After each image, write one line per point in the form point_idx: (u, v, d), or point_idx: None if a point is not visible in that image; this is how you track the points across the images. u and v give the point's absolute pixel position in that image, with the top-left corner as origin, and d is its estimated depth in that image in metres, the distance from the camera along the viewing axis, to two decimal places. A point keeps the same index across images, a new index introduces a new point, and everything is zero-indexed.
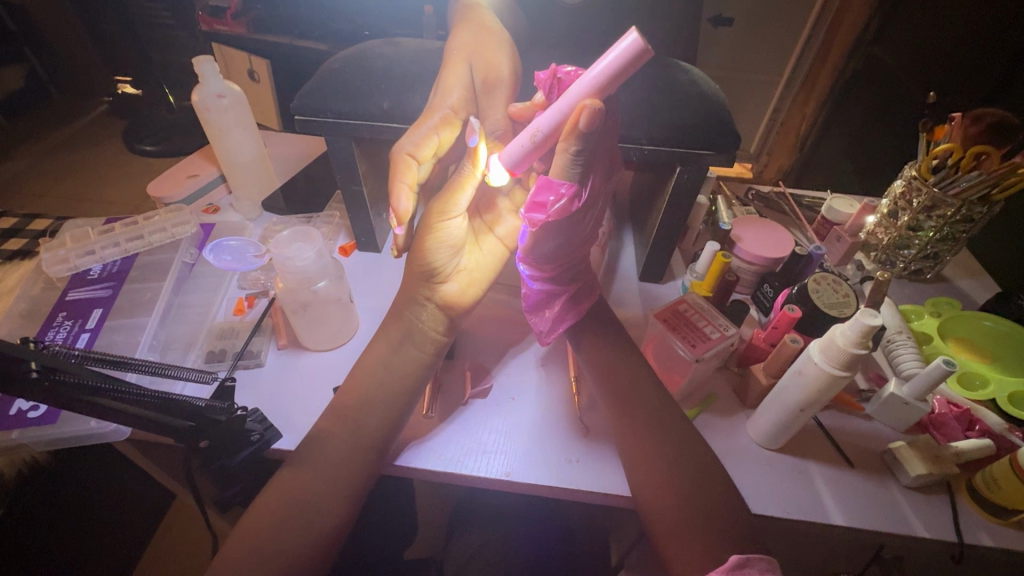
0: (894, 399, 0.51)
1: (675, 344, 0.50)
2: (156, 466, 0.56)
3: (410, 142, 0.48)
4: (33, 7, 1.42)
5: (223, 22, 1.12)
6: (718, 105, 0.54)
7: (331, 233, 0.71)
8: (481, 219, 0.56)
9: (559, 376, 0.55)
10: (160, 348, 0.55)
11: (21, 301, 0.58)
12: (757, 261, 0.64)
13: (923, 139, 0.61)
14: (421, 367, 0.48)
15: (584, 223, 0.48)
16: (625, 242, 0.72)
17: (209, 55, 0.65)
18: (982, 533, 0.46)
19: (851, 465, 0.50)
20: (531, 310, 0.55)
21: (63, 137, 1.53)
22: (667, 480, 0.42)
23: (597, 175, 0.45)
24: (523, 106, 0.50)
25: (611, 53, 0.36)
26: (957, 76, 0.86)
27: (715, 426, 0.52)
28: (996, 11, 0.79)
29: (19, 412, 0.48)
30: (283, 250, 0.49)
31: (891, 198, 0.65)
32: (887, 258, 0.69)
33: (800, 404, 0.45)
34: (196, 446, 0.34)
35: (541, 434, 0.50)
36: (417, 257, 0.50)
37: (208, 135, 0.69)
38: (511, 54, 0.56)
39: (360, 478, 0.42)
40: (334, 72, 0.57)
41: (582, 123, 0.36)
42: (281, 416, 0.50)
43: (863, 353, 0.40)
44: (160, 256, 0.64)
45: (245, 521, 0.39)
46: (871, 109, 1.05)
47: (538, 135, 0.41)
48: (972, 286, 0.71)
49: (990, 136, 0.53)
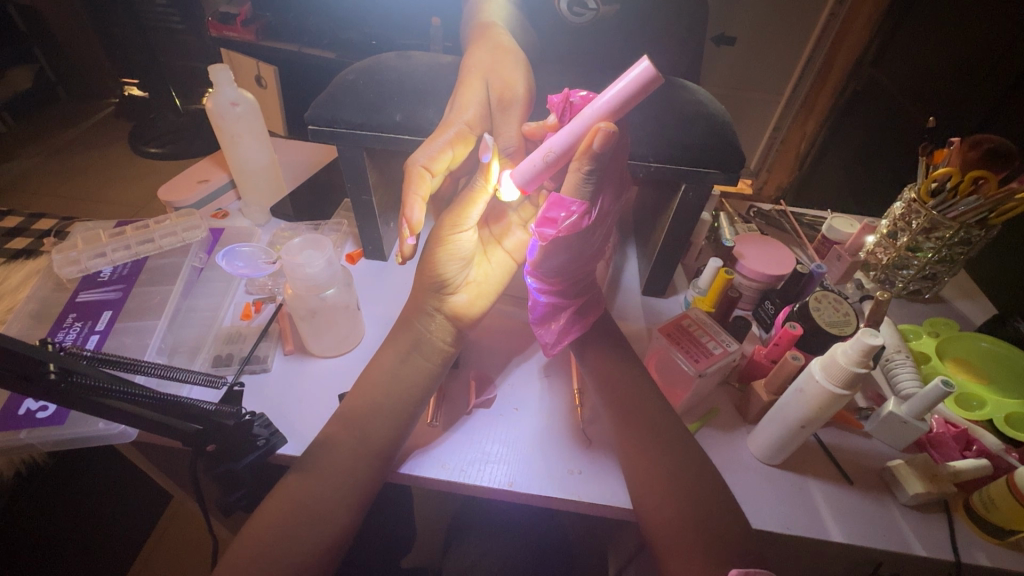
0: (893, 417, 0.51)
1: (678, 358, 0.51)
2: (158, 469, 0.56)
3: (425, 155, 0.49)
4: (45, 8, 1.42)
5: (233, 29, 1.11)
6: (724, 125, 0.55)
7: (339, 241, 0.72)
8: (490, 231, 0.58)
9: (561, 387, 0.56)
10: (167, 352, 0.56)
11: (31, 302, 0.58)
12: (758, 277, 0.65)
13: (922, 162, 0.62)
14: (428, 376, 0.49)
15: (593, 239, 0.49)
16: (628, 256, 0.73)
17: (224, 64, 0.66)
18: (979, 552, 0.46)
19: (850, 482, 0.50)
20: (538, 322, 0.56)
21: (69, 138, 1.55)
22: (668, 493, 0.42)
23: (607, 193, 0.46)
24: (535, 125, 0.51)
25: (624, 79, 0.38)
26: (955, 102, 0.88)
27: (716, 440, 0.53)
28: (996, 41, 0.81)
29: (27, 412, 0.49)
30: (294, 257, 0.50)
31: (890, 219, 0.66)
32: (885, 278, 0.70)
33: (802, 421, 0.46)
34: (204, 450, 0.35)
35: (544, 445, 0.50)
36: (428, 268, 0.50)
37: (221, 142, 0.70)
38: (526, 72, 0.57)
39: (365, 485, 0.43)
40: (349, 83, 0.58)
41: (596, 144, 0.37)
42: (285, 422, 0.51)
43: (863, 372, 0.41)
44: (169, 259, 0.65)
45: (250, 527, 0.39)
46: (868, 132, 1.07)
47: (551, 155, 0.42)
48: (969, 307, 0.72)
49: (986, 161, 0.54)
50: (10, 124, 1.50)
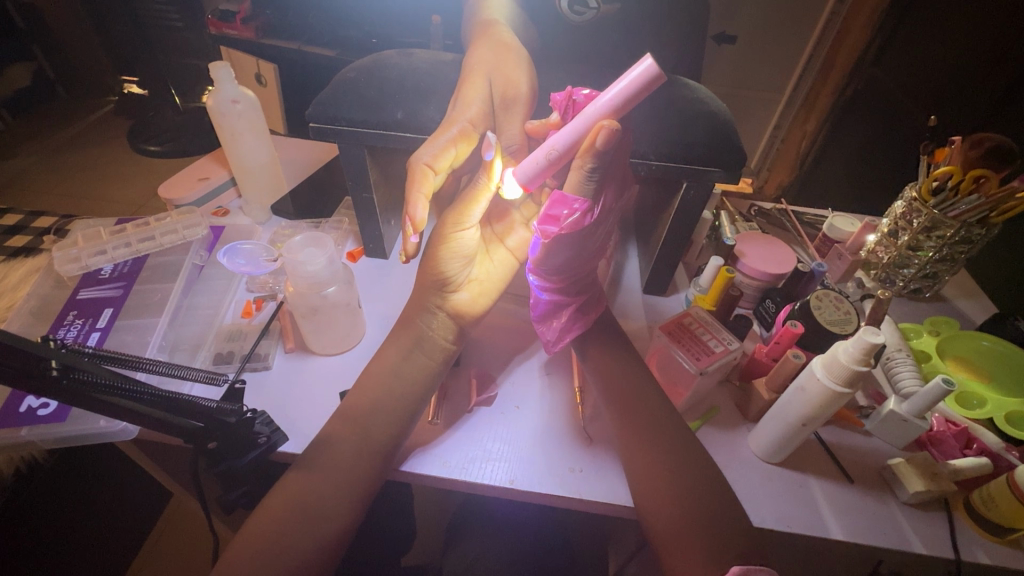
0: (893, 416, 0.51)
1: (679, 356, 0.51)
2: (158, 466, 0.56)
3: (428, 153, 0.49)
4: (43, 6, 1.42)
5: (233, 27, 1.11)
6: (725, 123, 0.55)
7: (340, 239, 0.72)
8: (491, 229, 0.57)
9: (562, 385, 0.56)
10: (168, 349, 0.56)
11: (31, 299, 0.58)
12: (760, 276, 0.65)
13: (923, 160, 0.63)
14: (429, 374, 0.49)
15: (595, 237, 0.49)
16: (629, 255, 0.73)
17: (225, 61, 0.65)
18: (979, 551, 0.46)
19: (850, 480, 0.50)
20: (540, 320, 0.56)
21: (69, 135, 1.54)
22: (669, 491, 0.42)
23: (610, 191, 0.46)
24: (538, 124, 0.50)
25: (627, 77, 0.38)
26: (956, 101, 0.88)
27: (717, 439, 0.53)
28: (998, 39, 0.81)
29: (28, 409, 0.48)
30: (296, 255, 0.49)
31: (891, 218, 0.66)
32: (886, 277, 0.70)
33: (803, 419, 0.46)
34: (205, 447, 0.35)
35: (545, 443, 0.50)
36: (430, 266, 0.50)
37: (222, 139, 0.69)
38: (529, 70, 0.56)
39: (366, 483, 0.43)
40: (350, 81, 0.57)
41: (599, 142, 0.37)
42: (287, 420, 0.51)
43: (865, 370, 0.41)
44: (170, 257, 0.64)
45: (252, 525, 0.39)
46: (868, 131, 1.07)
47: (554, 153, 0.42)
48: (969, 306, 0.72)
49: (989, 160, 0.54)
50: (8, 122, 1.50)
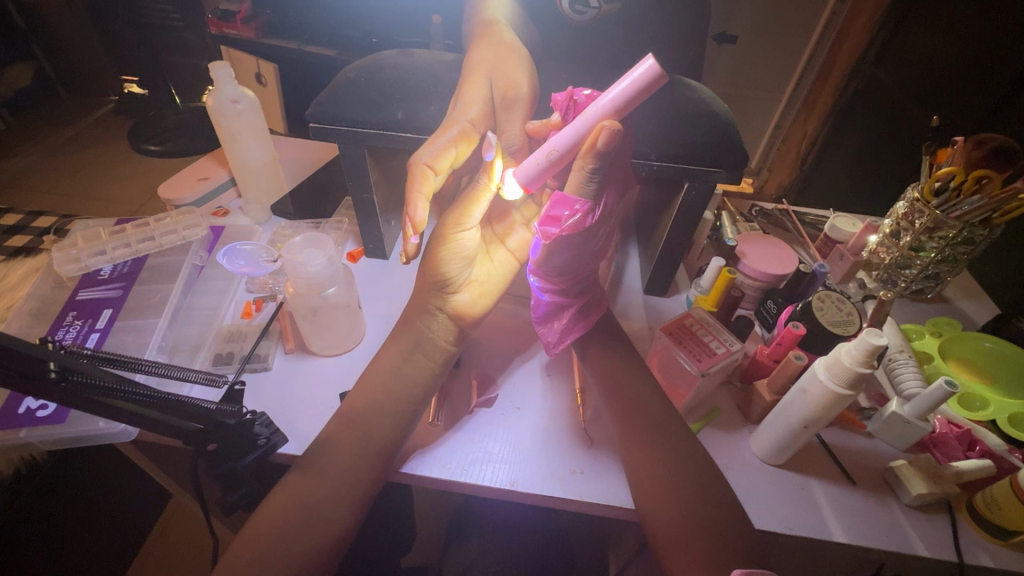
0: (895, 418, 0.51)
1: (681, 357, 0.51)
2: (157, 467, 0.56)
3: (428, 153, 0.48)
4: (43, 5, 1.42)
5: (233, 26, 1.10)
6: (727, 124, 0.55)
7: (340, 239, 0.72)
8: (492, 230, 0.57)
9: (563, 387, 0.56)
10: (168, 351, 0.55)
11: (30, 300, 0.58)
12: (761, 277, 0.64)
13: (925, 161, 0.62)
14: (430, 375, 0.49)
15: (596, 238, 0.49)
16: (630, 256, 0.73)
17: (225, 61, 0.65)
18: (982, 553, 0.46)
19: (853, 482, 0.50)
20: (540, 321, 0.56)
21: (68, 135, 1.54)
22: (671, 493, 0.42)
23: (611, 192, 0.46)
24: (539, 124, 0.50)
25: (628, 78, 0.38)
26: (958, 101, 0.88)
27: (718, 440, 0.53)
28: (999, 39, 0.81)
29: (27, 411, 0.48)
30: (296, 256, 0.49)
31: (893, 219, 0.66)
32: (888, 278, 0.70)
33: (805, 421, 0.46)
34: (204, 449, 0.34)
35: (546, 444, 0.50)
36: (430, 267, 0.50)
37: (221, 139, 0.69)
38: (530, 70, 0.56)
39: (367, 484, 0.42)
40: (349, 81, 0.57)
41: (600, 142, 0.37)
42: (286, 421, 0.50)
43: (868, 372, 0.41)
44: (169, 258, 0.64)
45: (252, 527, 0.39)
46: (870, 131, 1.07)
47: (555, 153, 0.42)
48: (971, 307, 0.72)
49: (991, 161, 0.54)
50: (8, 121, 1.50)
